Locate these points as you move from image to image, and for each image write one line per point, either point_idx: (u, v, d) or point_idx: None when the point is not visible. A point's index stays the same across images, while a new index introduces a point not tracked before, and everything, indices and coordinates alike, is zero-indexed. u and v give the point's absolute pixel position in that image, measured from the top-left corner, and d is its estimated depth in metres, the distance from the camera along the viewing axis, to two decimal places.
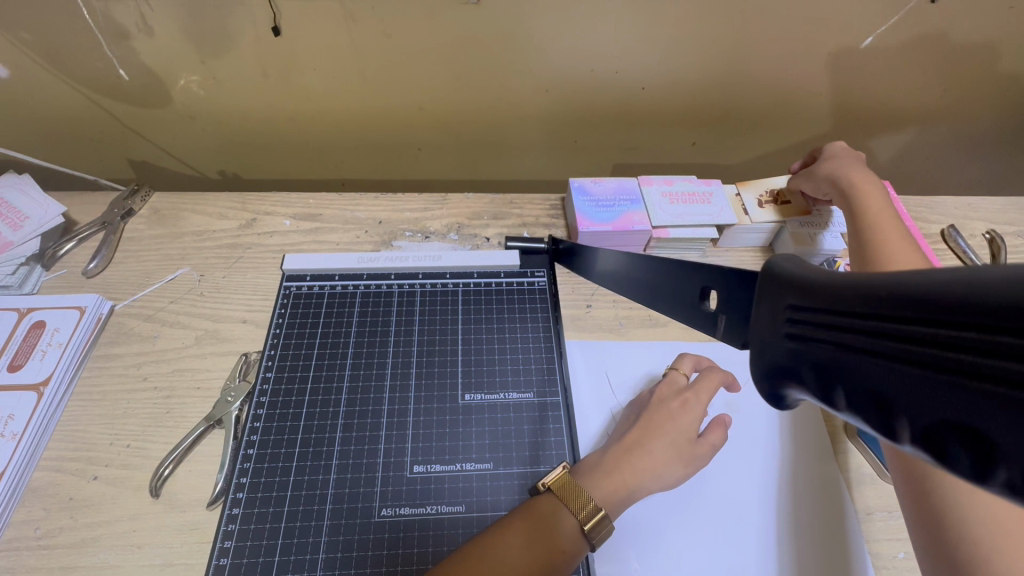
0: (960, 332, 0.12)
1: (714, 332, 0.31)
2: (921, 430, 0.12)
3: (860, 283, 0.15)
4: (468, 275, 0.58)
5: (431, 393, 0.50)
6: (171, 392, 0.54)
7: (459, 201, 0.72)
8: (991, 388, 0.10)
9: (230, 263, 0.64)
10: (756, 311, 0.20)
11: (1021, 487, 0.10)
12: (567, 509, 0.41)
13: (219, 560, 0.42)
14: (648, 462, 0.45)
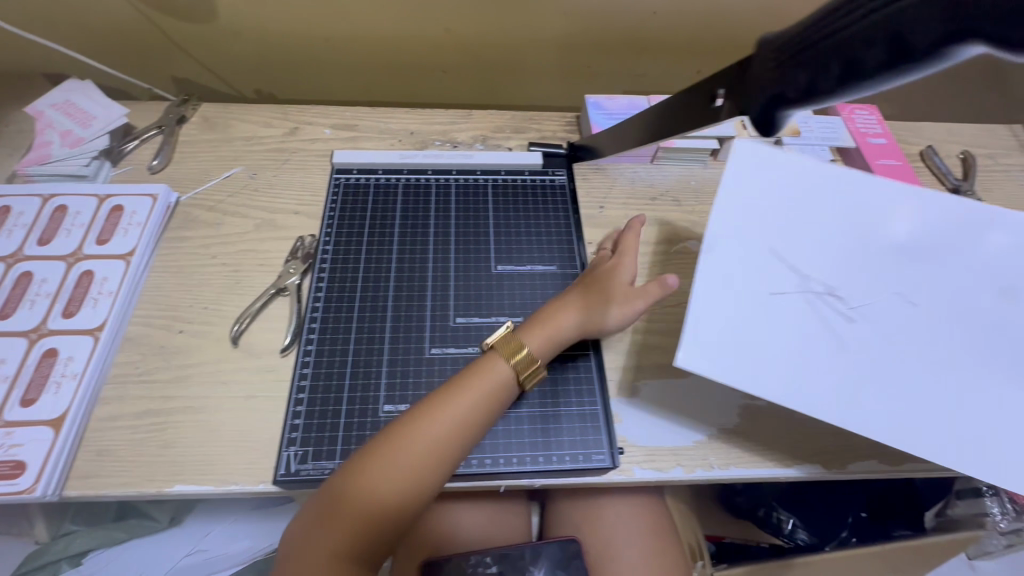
0: (850, 22, 0.32)
1: (721, 118, 0.47)
2: (846, 65, 0.33)
3: (812, 24, 0.35)
4: (496, 173, 0.66)
5: (469, 263, 0.58)
6: (238, 267, 0.62)
7: (483, 116, 0.79)
8: (860, 33, 0.31)
9: (278, 164, 0.71)
10: (759, 68, 0.41)
11: (876, 60, 0.30)
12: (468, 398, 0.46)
13: (299, 383, 0.50)
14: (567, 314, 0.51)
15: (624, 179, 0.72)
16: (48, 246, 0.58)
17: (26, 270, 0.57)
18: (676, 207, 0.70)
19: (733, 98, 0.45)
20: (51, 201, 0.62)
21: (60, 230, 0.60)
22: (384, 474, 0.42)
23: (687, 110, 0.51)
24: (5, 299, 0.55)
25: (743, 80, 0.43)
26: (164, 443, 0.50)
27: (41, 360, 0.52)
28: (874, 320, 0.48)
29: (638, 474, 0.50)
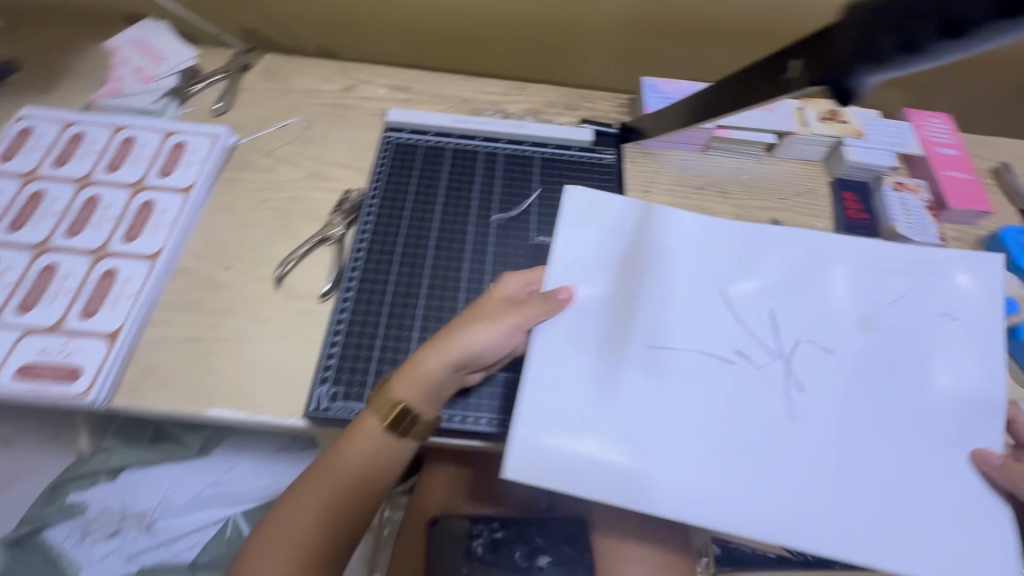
0: None
1: (789, 89, 0.46)
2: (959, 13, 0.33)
3: None
4: (545, 146, 0.65)
5: (509, 232, 0.58)
6: (287, 212, 0.64)
7: (536, 90, 0.78)
8: None
9: (332, 118, 0.73)
10: (841, 31, 0.41)
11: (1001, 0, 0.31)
12: (360, 426, 0.46)
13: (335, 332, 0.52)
14: (432, 361, 0.46)
15: (672, 166, 0.72)
16: (115, 174, 0.62)
17: (94, 194, 0.60)
18: (723, 199, 0.69)
19: (806, 65, 0.45)
20: (121, 133, 0.65)
21: (127, 160, 0.63)
22: (291, 517, 0.44)
23: (744, 88, 0.50)
24: (74, 219, 0.58)
25: (818, 47, 0.43)
26: (206, 369, 0.53)
27: (101, 278, 0.55)
28: (629, 364, 0.45)
29: None
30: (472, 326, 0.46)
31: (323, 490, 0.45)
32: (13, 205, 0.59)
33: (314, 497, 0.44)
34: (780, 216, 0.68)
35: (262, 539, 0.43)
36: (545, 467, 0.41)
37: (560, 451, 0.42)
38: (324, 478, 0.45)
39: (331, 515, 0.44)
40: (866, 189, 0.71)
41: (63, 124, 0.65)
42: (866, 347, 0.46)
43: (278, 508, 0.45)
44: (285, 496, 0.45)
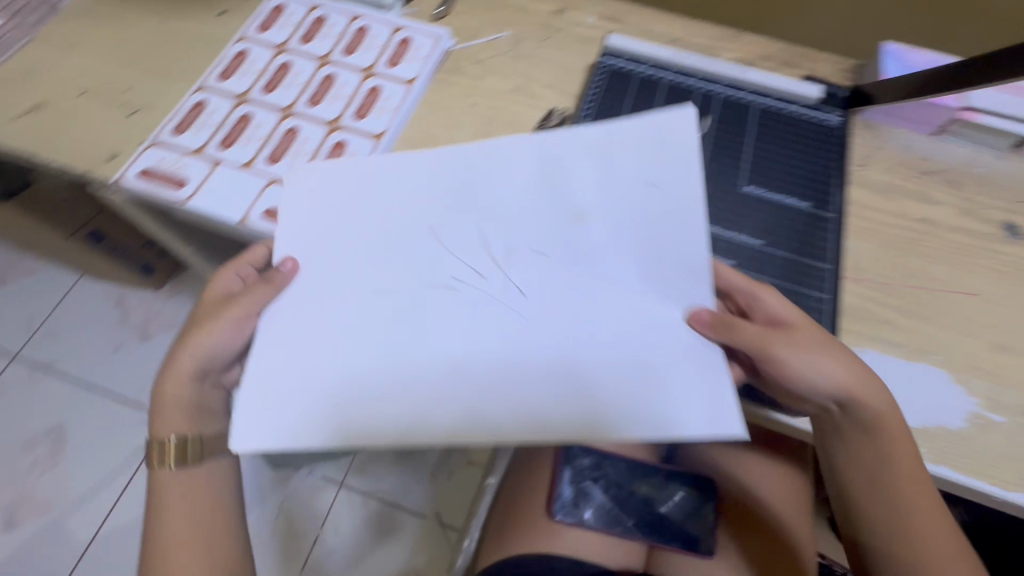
0: None
1: None
2: None
3: None
4: (766, 96, 0.62)
5: (718, 176, 0.56)
6: (491, 121, 0.66)
7: (752, 41, 0.73)
8: None
9: (541, 39, 0.73)
10: None
11: None
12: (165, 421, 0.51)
13: None
14: (207, 344, 0.49)
15: (896, 145, 0.65)
16: (350, 57, 0.67)
17: (331, 73, 0.65)
18: (949, 190, 0.62)
19: None
20: (358, 21, 0.70)
21: (360, 47, 0.68)
22: (177, 498, 0.50)
23: None
24: (314, 91, 0.64)
25: None
26: None
27: (334, 147, 0.60)
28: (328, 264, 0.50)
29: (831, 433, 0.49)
30: (208, 315, 0.50)
31: (200, 488, 0.51)
32: (267, 70, 0.65)
33: (185, 507, 0.50)
34: (1016, 221, 0.60)
35: (172, 514, 0.50)
36: (263, 434, 0.44)
37: (358, 428, 0.44)
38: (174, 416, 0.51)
39: (192, 508, 0.50)
40: None
41: (308, 6, 0.71)
42: (518, 203, 0.49)
43: (155, 485, 0.51)
44: (151, 501, 0.51)
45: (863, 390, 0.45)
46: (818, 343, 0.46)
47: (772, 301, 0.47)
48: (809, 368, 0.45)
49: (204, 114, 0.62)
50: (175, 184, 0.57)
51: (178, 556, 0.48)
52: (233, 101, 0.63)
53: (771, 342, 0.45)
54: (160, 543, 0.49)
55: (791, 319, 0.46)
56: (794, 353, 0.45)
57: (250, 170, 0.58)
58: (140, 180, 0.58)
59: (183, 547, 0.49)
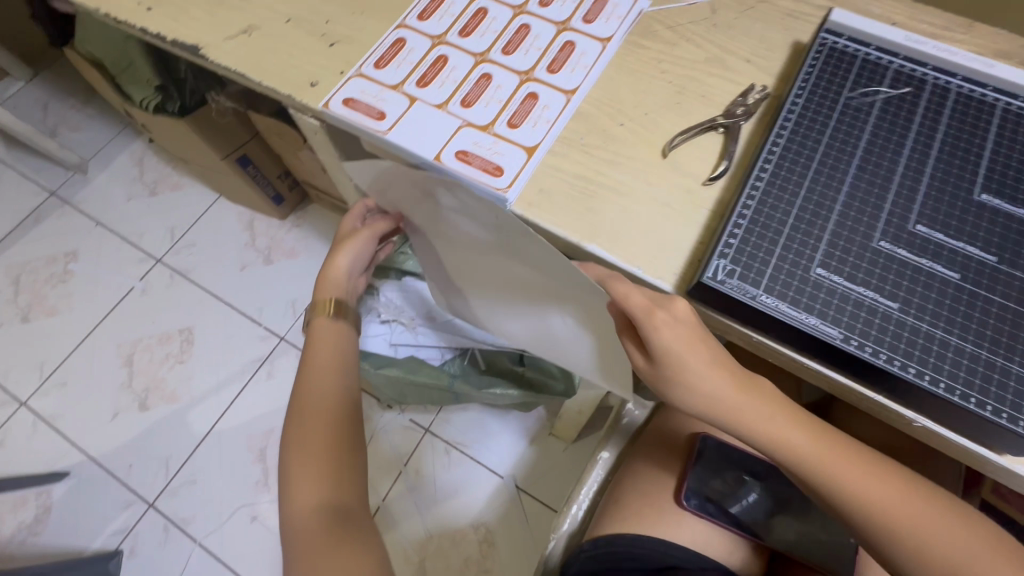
0: None
1: None
2: None
3: None
4: (1013, 97, 0.54)
5: (948, 178, 0.51)
6: (683, 90, 0.63)
7: (989, 33, 0.65)
8: None
9: (742, 9, 0.68)
10: None
11: None
12: (325, 290, 0.69)
13: (737, 219, 0.49)
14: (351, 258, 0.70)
15: None
16: (545, 9, 0.66)
17: (525, 23, 0.65)
18: None
19: None
20: None
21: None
22: (322, 342, 0.66)
23: None
24: (509, 40, 0.64)
25: None
26: (590, 208, 0.57)
27: (525, 98, 0.60)
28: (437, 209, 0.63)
29: None
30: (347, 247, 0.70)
31: (340, 341, 0.67)
32: (464, 14, 0.66)
33: (326, 350, 0.65)
34: None
35: (317, 352, 0.65)
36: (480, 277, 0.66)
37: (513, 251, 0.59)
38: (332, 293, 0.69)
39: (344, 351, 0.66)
40: None
41: None
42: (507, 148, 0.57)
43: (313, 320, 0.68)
44: (307, 344, 0.66)
45: (778, 430, 0.48)
46: (696, 351, 0.48)
47: (659, 335, 0.47)
48: (694, 393, 0.48)
49: (403, 52, 0.64)
50: (375, 116, 0.59)
51: (310, 389, 0.62)
52: (430, 42, 0.64)
53: (682, 382, 0.48)
54: (305, 374, 0.63)
55: (666, 357, 0.48)
56: (702, 390, 0.48)
57: (443, 110, 0.59)
58: (343, 108, 0.60)
59: (324, 368, 0.63)
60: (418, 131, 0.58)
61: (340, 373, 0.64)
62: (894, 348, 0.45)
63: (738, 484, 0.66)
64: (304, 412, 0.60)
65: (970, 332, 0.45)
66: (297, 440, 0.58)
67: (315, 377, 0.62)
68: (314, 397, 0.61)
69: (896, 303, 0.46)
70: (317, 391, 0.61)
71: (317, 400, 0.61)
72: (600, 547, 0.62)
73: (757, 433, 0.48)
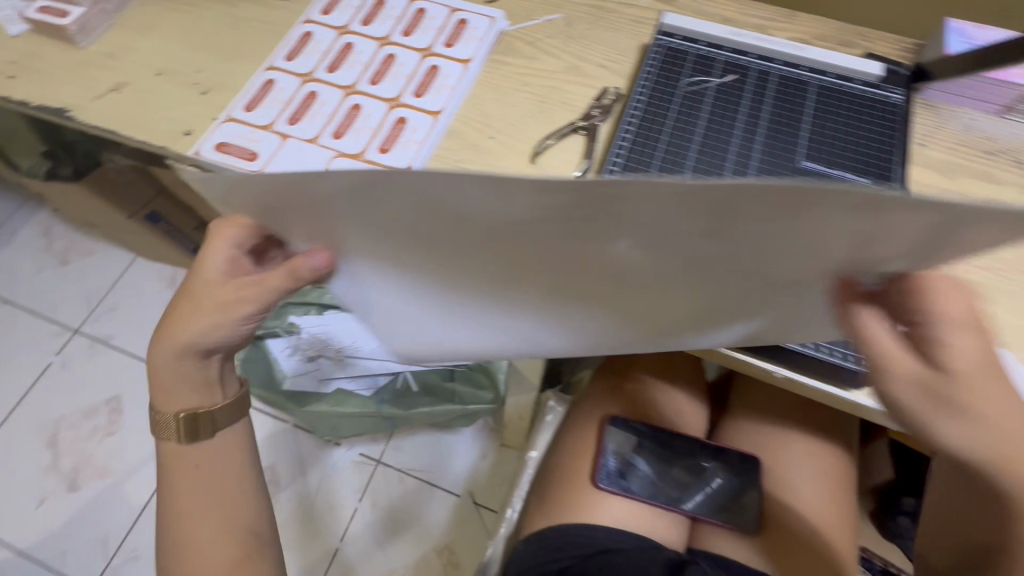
0: None
1: None
2: None
3: None
4: (824, 74, 0.61)
5: (774, 152, 0.57)
6: (546, 99, 0.67)
7: (808, 20, 0.72)
8: None
9: (594, 19, 0.74)
10: None
11: None
12: (174, 396, 0.51)
13: None
14: (196, 340, 0.49)
15: (957, 124, 0.64)
16: (409, 38, 0.69)
17: (391, 53, 0.68)
18: (1016, 168, 0.61)
19: None
20: (415, 3, 0.72)
21: (419, 27, 0.70)
22: (176, 448, 0.50)
23: None
24: (375, 70, 0.66)
25: None
26: None
27: (394, 123, 0.63)
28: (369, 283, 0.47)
29: (885, 408, 0.53)
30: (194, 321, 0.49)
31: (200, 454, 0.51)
32: (331, 50, 0.68)
33: (184, 457, 0.51)
34: None
35: (182, 467, 0.51)
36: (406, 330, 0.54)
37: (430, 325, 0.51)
38: (181, 386, 0.51)
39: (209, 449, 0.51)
40: None
41: None
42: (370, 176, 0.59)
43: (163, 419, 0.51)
44: (167, 462, 0.51)
45: (1006, 412, 0.34)
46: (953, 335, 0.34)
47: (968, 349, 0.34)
48: (954, 370, 0.35)
49: (273, 92, 0.65)
50: (248, 157, 0.61)
51: (183, 525, 0.49)
52: (299, 80, 0.66)
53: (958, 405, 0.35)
54: (173, 495, 0.50)
55: (965, 369, 0.34)
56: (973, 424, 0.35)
57: (316, 144, 0.61)
58: (216, 152, 0.61)
59: (218, 459, 0.52)
60: (291, 166, 0.60)
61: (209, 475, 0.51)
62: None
63: (630, 465, 0.68)
64: (193, 520, 0.49)
65: None
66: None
67: (182, 508, 0.50)
68: (192, 526, 0.49)
69: None
70: (186, 518, 0.49)
71: (194, 541, 0.49)
72: (530, 545, 0.65)
73: (968, 411, 0.35)
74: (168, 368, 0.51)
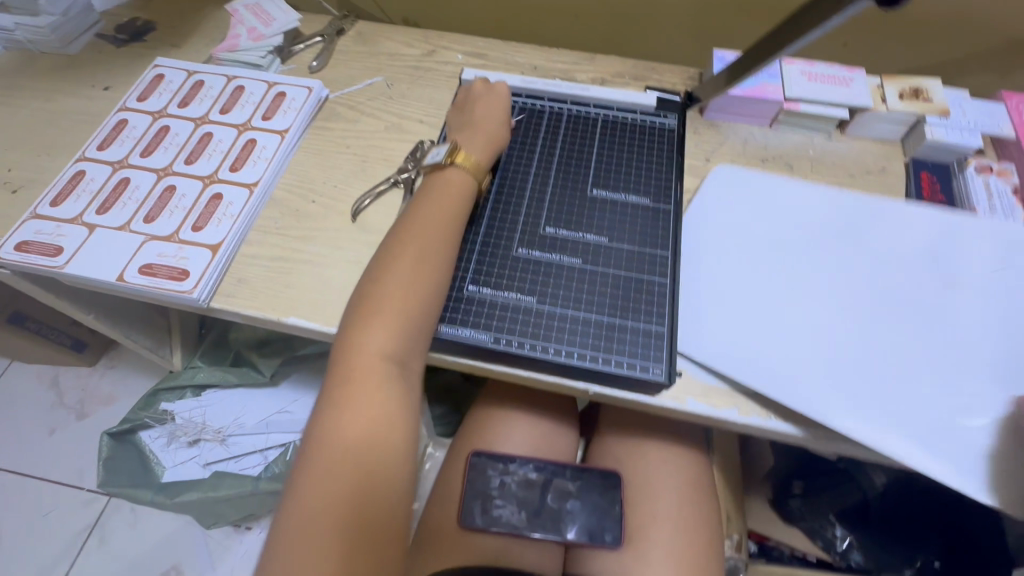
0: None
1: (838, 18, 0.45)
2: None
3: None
4: (609, 108, 0.67)
5: (567, 183, 0.61)
6: (366, 158, 0.70)
7: (605, 61, 0.80)
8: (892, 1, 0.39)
9: (413, 79, 0.78)
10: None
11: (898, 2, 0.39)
12: (382, 333, 0.47)
13: None
14: (416, 285, 0.49)
15: (736, 138, 0.72)
16: (227, 115, 0.71)
17: (208, 131, 0.69)
18: (786, 171, 0.69)
19: None
20: (234, 82, 0.74)
21: (237, 104, 0.72)
22: (368, 386, 0.45)
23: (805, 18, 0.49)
24: (191, 151, 0.68)
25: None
26: (289, 284, 0.60)
27: (210, 200, 0.63)
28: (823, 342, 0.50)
29: (691, 406, 0.50)
30: (426, 223, 0.52)
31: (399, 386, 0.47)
32: (146, 136, 0.69)
33: (387, 398, 0.46)
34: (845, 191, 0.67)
35: (355, 389, 0.45)
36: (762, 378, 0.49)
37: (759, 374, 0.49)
38: (390, 326, 0.47)
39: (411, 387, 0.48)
40: (946, 172, 0.67)
41: (188, 73, 0.76)
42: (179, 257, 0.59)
43: (346, 355, 0.47)
44: (370, 418, 0.45)
45: None
46: None
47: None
48: None
49: (82, 184, 0.65)
50: (52, 252, 0.59)
51: (394, 462, 0.45)
52: (111, 168, 0.66)
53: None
54: (343, 424, 0.44)
55: None
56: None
57: (126, 230, 0.61)
58: (15, 253, 0.59)
59: (372, 367, 0.46)
60: (99, 256, 0.59)
61: (407, 415, 0.47)
62: (527, 333, 0.51)
63: (493, 502, 0.66)
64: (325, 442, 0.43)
65: (594, 304, 0.53)
66: (320, 443, 0.43)
67: (374, 436, 0.45)
68: (395, 467, 0.45)
69: (534, 297, 0.53)
70: (351, 451, 0.43)
71: (355, 428, 0.44)
72: None
73: None
74: (369, 316, 0.48)
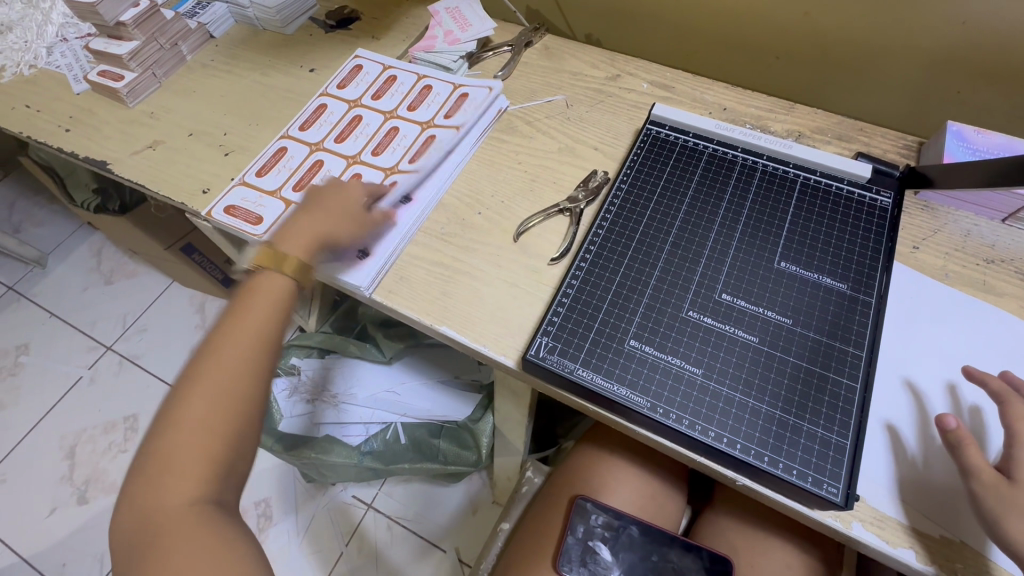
0: None
1: None
2: None
3: None
4: (811, 171, 0.61)
5: (753, 248, 0.56)
6: (535, 177, 0.69)
7: (806, 113, 0.73)
8: None
9: (593, 102, 0.76)
10: None
11: None
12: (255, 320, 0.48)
13: (559, 299, 0.54)
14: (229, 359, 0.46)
15: (955, 228, 0.61)
16: (412, 111, 0.74)
17: (395, 125, 0.73)
18: (1017, 280, 0.57)
19: None
20: (423, 81, 0.77)
21: (424, 102, 0.75)
22: (227, 353, 0.46)
23: None
24: (377, 142, 0.71)
25: None
26: (445, 293, 0.61)
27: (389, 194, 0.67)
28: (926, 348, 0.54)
29: (857, 532, 0.45)
30: (334, 213, 0.58)
31: (257, 357, 0.48)
32: (341, 122, 0.74)
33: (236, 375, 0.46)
34: None
35: (200, 381, 0.45)
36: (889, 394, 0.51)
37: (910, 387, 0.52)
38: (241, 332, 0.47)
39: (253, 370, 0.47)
40: None
41: (383, 66, 0.80)
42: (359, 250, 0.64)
43: (249, 286, 0.51)
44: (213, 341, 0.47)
45: None
46: None
47: None
48: None
49: (282, 159, 0.71)
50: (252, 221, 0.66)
51: (249, 415, 0.46)
52: (308, 149, 0.72)
53: None
54: (193, 377, 0.45)
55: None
56: None
57: None
58: (224, 215, 0.67)
59: (227, 364, 0.46)
60: None
61: (264, 361, 0.48)
62: (685, 409, 0.48)
63: (591, 553, 0.64)
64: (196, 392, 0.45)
65: (767, 394, 0.48)
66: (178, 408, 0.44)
67: (202, 454, 0.43)
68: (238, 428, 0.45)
69: (699, 369, 0.50)
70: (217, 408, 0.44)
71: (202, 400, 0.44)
72: None
73: None
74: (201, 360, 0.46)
